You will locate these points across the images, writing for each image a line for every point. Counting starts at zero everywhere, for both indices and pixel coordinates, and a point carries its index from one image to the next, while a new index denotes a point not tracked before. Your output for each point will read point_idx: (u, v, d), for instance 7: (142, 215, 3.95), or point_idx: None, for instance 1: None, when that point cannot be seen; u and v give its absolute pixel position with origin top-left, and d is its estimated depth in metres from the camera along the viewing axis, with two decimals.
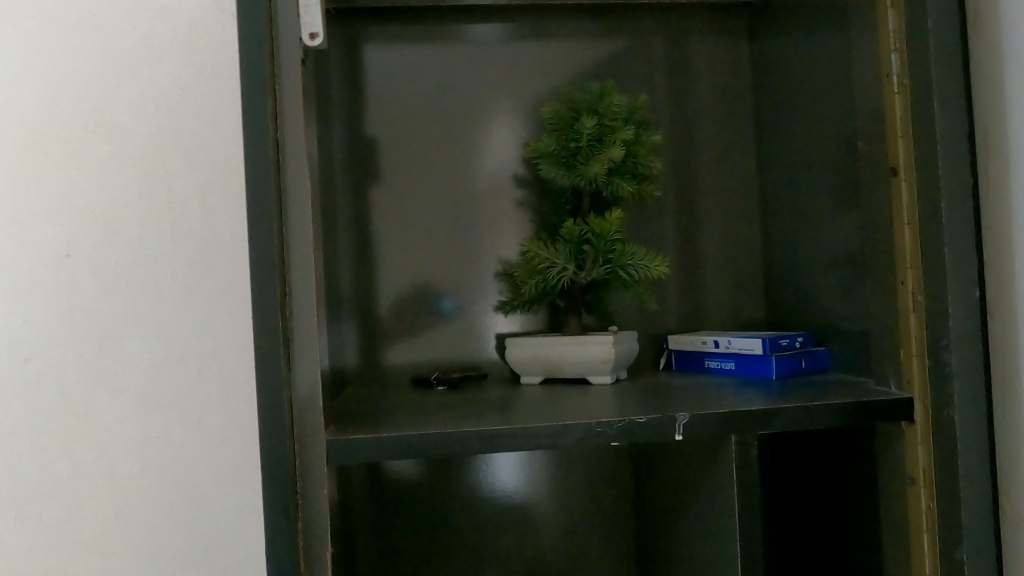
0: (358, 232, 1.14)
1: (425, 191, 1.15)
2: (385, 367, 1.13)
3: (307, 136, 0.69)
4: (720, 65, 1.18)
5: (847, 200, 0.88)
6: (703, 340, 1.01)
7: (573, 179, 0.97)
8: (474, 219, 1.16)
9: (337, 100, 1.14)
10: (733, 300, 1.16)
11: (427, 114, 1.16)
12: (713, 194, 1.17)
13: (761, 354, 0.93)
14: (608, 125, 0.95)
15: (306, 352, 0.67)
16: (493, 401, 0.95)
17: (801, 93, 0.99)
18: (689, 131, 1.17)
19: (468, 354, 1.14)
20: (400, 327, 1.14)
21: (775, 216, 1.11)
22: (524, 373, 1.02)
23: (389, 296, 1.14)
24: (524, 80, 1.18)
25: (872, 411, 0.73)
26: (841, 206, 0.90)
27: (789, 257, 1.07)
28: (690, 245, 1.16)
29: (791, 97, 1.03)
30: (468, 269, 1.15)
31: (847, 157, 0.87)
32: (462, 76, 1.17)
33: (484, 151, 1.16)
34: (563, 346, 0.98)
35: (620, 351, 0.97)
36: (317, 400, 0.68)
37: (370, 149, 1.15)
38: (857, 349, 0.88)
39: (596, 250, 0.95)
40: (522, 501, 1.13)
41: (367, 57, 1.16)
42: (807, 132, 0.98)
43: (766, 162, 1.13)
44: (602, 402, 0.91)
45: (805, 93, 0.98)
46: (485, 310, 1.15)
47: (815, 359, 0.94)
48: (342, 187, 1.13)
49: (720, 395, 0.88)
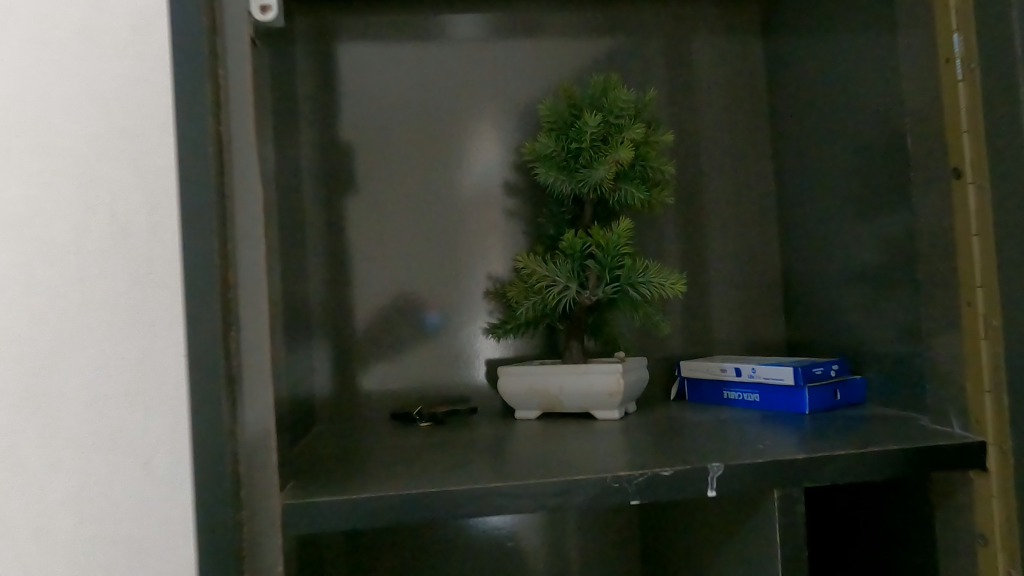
0: (328, 247, 1.01)
1: (406, 201, 1.03)
2: (360, 400, 1.00)
3: (259, 130, 0.57)
4: (732, 63, 1.07)
5: (890, 210, 0.77)
6: (722, 367, 0.89)
7: (574, 185, 0.84)
8: (461, 230, 1.03)
9: (306, 98, 1.02)
10: (750, 321, 1.05)
11: (405, 117, 1.03)
12: (726, 203, 1.05)
13: (793, 384, 0.81)
14: (613, 123, 0.83)
15: (256, 396, 0.55)
16: (483, 441, 0.82)
17: (832, 88, 0.88)
18: (699, 134, 1.06)
19: (455, 382, 1.01)
20: (377, 353, 1.01)
21: (797, 226, 1.00)
22: (520, 407, 0.89)
23: (368, 318, 1.01)
24: (514, 78, 1.06)
25: (938, 459, 0.61)
26: (882, 216, 0.79)
27: (815, 270, 0.96)
28: (702, 260, 1.04)
29: (817, 93, 0.92)
30: (456, 287, 1.03)
31: (891, 158, 0.76)
32: (443, 74, 1.05)
33: (472, 156, 1.04)
34: (563, 377, 0.85)
35: (629, 381, 0.85)
36: (269, 452, 0.55)
37: (344, 154, 1.02)
38: (906, 379, 0.76)
39: (600, 266, 0.82)
40: (524, 560, 1.00)
41: (340, 52, 1.03)
42: (840, 131, 0.87)
43: (786, 169, 1.02)
44: (612, 441, 0.78)
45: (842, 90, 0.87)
46: (475, 332, 1.02)
47: (851, 389, 0.83)
48: (311, 196, 1.00)
49: (748, 433, 0.76)
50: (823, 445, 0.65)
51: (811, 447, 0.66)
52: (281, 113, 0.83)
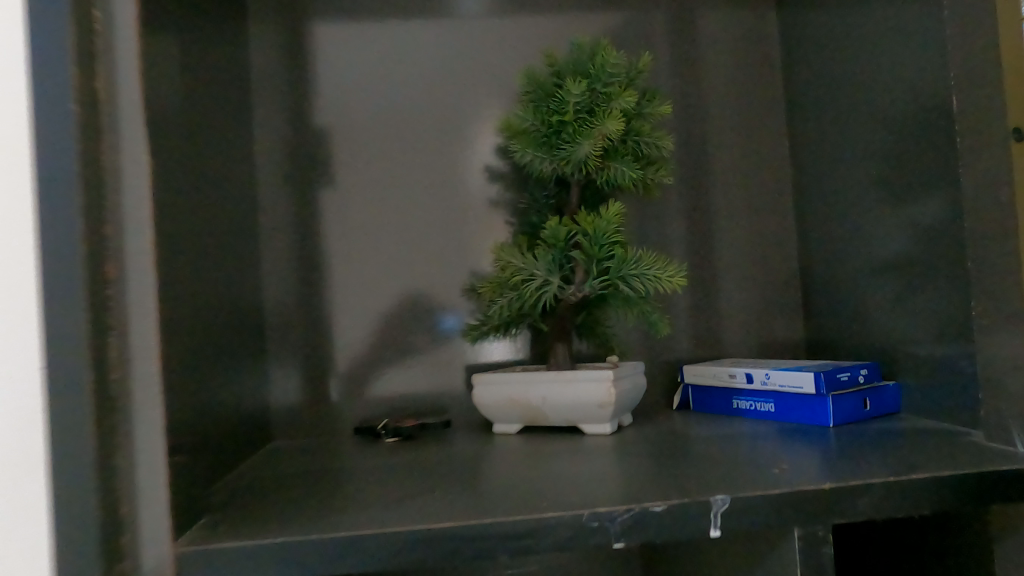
0: (286, 241, 0.90)
1: (377, 189, 0.91)
2: (322, 412, 0.89)
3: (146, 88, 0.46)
4: (741, 27, 0.95)
5: (934, 186, 0.66)
6: (731, 373, 0.77)
7: (556, 164, 0.73)
8: (440, 221, 0.92)
9: (259, 75, 0.91)
10: (765, 319, 0.93)
11: (374, 96, 0.92)
12: (734, 186, 0.93)
13: (814, 393, 0.69)
14: (600, 92, 0.71)
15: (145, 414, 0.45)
16: (453, 460, 0.70)
17: (860, 47, 0.76)
18: (704, 109, 0.94)
19: (433, 391, 0.90)
20: (344, 359, 0.90)
21: (818, 211, 0.88)
22: (498, 419, 0.78)
23: (336, 320, 0.90)
24: (496, 50, 0.94)
25: (997, 489, 0.50)
26: (925, 193, 0.67)
27: (839, 260, 0.84)
28: (709, 251, 0.92)
29: (841, 56, 0.80)
30: (434, 284, 0.91)
31: (935, 124, 0.64)
32: (417, 48, 0.94)
33: (448, 137, 0.93)
34: (547, 385, 0.74)
35: (623, 390, 0.73)
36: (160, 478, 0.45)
37: (303, 136, 0.91)
38: (955, 386, 0.65)
39: (587, 258, 0.70)
40: None
41: (298, 23, 0.93)
42: (871, 96, 0.75)
43: (803, 147, 0.90)
44: (600, 460, 0.67)
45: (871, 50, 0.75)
46: (454, 335, 0.91)
47: (882, 398, 0.71)
48: (265, 183, 0.90)
49: (762, 453, 0.64)
50: (855, 470, 0.53)
51: (839, 473, 0.54)
52: (213, 87, 0.72)
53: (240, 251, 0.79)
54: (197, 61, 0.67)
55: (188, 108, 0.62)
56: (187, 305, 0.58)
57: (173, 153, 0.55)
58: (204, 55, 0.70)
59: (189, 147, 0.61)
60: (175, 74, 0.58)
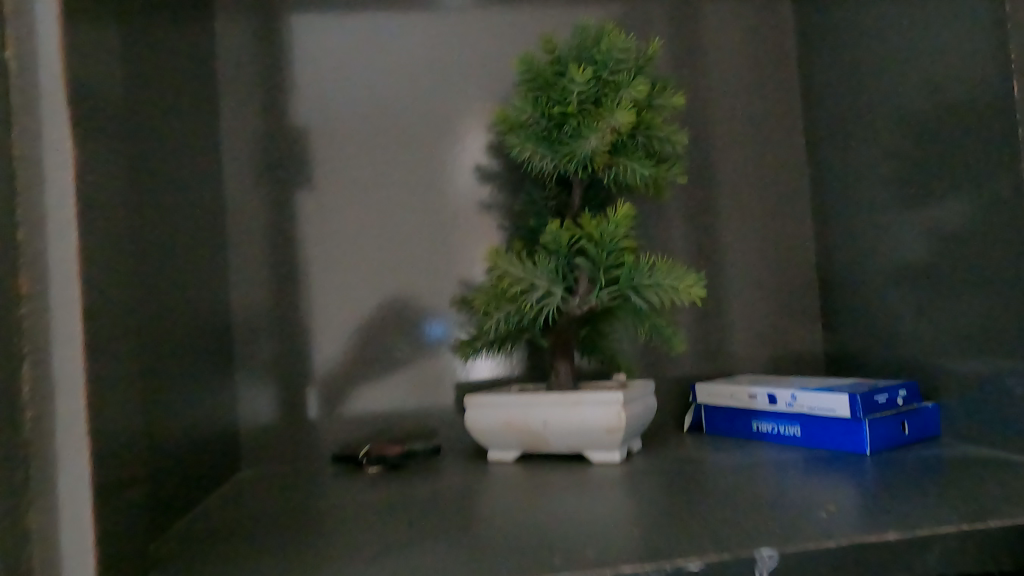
0: (257, 248, 0.81)
1: (357, 191, 0.83)
2: (298, 437, 0.80)
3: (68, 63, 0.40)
4: (755, 14, 0.88)
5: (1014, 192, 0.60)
6: (751, 394, 0.70)
7: (558, 161, 0.65)
8: (426, 226, 0.84)
9: (227, 65, 0.83)
10: (782, 332, 0.86)
11: (354, 90, 0.84)
12: (750, 188, 0.86)
13: (848, 417, 0.62)
14: (607, 80, 0.63)
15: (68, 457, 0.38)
16: (444, 495, 0.62)
17: (907, 39, 0.70)
18: (715, 103, 0.87)
19: (419, 412, 0.82)
20: (322, 378, 0.81)
21: (847, 215, 0.81)
22: (493, 446, 0.70)
23: (312, 336, 0.81)
24: (488, 41, 0.87)
25: None
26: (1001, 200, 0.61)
27: (877, 268, 0.78)
28: (720, 257, 0.85)
29: (880, 49, 0.74)
30: (420, 295, 0.83)
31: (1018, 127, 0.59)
32: (402, 37, 0.86)
33: (437, 135, 0.85)
34: (548, 408, 0.66)
35: (633, 413, 0.66)
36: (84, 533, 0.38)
37: (276, 132, 0.83)
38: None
39: (593, 266, 0.63)
40: None
41: (271, 8, 0.84)
42: (923, 90, 0.69)
43: (826, 144, 0.84)
44: (610, 495, 0.59)
45: (916, 41, 0.69)
46: (441, 350, 0.83)
47: (921, 420, 0.65)
48: (233, 185, 0.81)
49: (796, 488, 0.56)
50: (911, 514, 0.46)
51: (892, 518, 0.46)
52: (166, 79, 0.65)
53: (201, 261, 0.71)
54: (143, 44, 0.59)
55: (129, 99, 0.54)
56: (128, 324, 0.50)
57: (104, 148, 0.47)
58: (153, 41, 0.62)
59: (131, 141, 0.53)
60: (109, 56, 0.50)
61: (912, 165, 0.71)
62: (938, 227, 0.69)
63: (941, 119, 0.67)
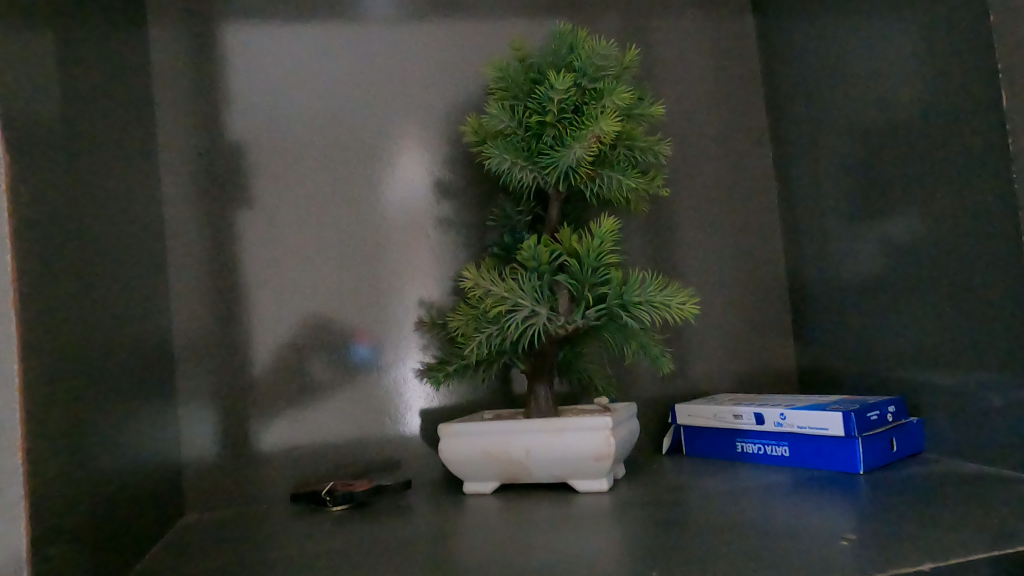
0: (201, 270, 0.74)
1: (310, 206, 0.77)
2: (249, 476, 0.73)
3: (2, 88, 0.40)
4: (718, 26, 0.87)
5: (990, 210, 0.60)
6: (736, 413, 0.68)
7: (538, 173, 0.62)
8: (385, 243, 0.78)
9: (162, 71, 0.76)
10: (754, 348, 0.84)
11: (305, 98, 0.79)
12: (718, 203, 0.85)
13: (841, 435, 0.60)
14: (588, 87, 0.60)
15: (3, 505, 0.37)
16: (421, 536, 0.57)
17: (877, 54, 0.70)
18: (681, 116, 0.85)
19: (381, 444, 0.76)
20: (275, 410, 0.75)
21: (817, 230, 0.81)
22: (470, 478, 0.65)
23: (263, 363, 0.75)
24: (448, 46, 0.82)
25: None
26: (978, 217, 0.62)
27: (847, 283, 0.77)
28: (691, 274, 0.84)
29: (848, 64, 0.74)
30: (379, 317, 0.77)
31: (989, 148, 0.60)
32: (356, 42, 0.81)
33: (394, 145, 0.80)
34: (532, 435, 0.62)
35: (621, 438, 0.63)
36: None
37: (219, 144, 0.76)
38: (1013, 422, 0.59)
39: (578, 283, 0.60)
40: None
41: (212, 10, 0.78)
42: (893, 105, 0.69)
43: (794, 158, 0.83)
44: (603, 529, 0.55)
45: (886, 56, 0.69)
46: (404, 376, 0.77)
47: (907, 437, 0.64)
48: (172, 201, 0.74)
49: (797, 515, 0.54)
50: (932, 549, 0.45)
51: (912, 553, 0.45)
52: (96, 82, 0.57)
53: (137, 286, 0.64)
54: (66, 41, 0.52)
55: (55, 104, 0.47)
56: (50, 362, 0.42)
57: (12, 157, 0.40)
58: (79, 39, 0.55)
59: (52, 150, 0.46)
60: (17, 51, 0.43)
61: (885, 179, 0.71)
62: (914, 242, 0.68)
63: (916, 133, 0.67)
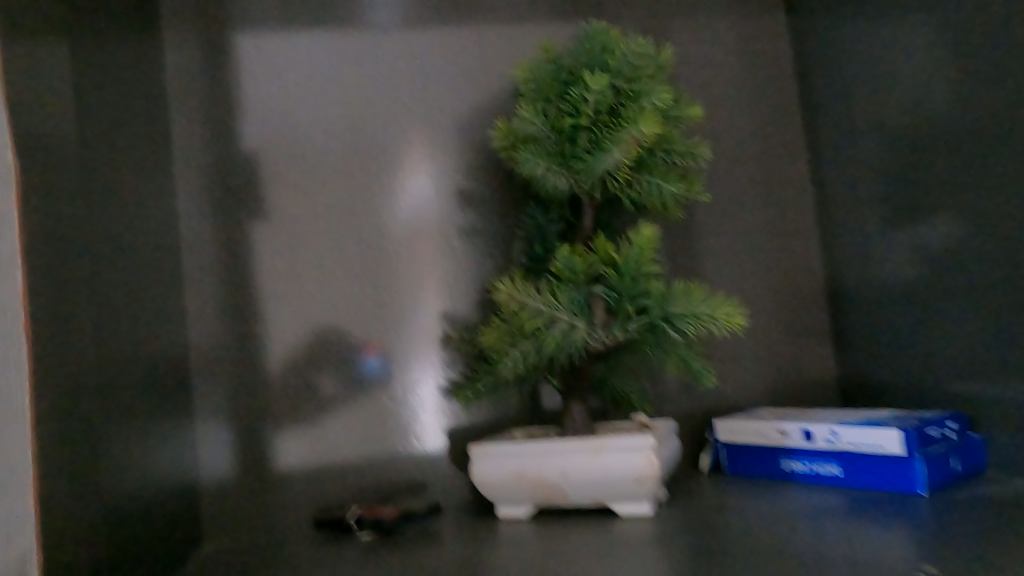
0: (216, 286, 0.71)
1: (329, 218, 0.74)
2: (267, 500, 0.70)
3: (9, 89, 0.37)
4: (749, 27, 0.84)
5: None
6: (782, 430, 0.64)
7: (572, 179, 0.59)
8: (406, 254, 0.75)
9: (175, 80, 0.73)
10: (792, 361, 0.81)
11: (323, 106, 0.76)
12: (751, 210, 0.82)
13: (901, 454, 0.57)
14: (625, 87, 0.57)
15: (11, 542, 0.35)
16: (453, 565, 0.54)
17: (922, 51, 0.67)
18: (711, 120, 0.82)
19: (406, 465, 0.72)
20: (295, 431, 0.71)
21: (858, 236, 0.77)
22: (503, 502, 0.62)
23: (282, 382, 0.72)
24: (470, 49, 0.79)
25: None
26: None
27: (890, 292, 0.73)
28: (724, 284, 0.80)
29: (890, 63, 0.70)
30: (402, 332, 0.74)
31: None
32: (375, 46, 0.78)
33: (415, 153, 0.77)
34: (569, 457, 0.58)
35: (663, 458, 0.59)
36: None
37: (235, 155, 0.74)
38: None
39: (616, 295, 0.56)
40: None
41: (224, 15, 0.76)
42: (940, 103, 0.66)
43: (830, 161, 0.80)
44: (649, 557, 0.52)
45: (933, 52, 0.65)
46: (429, 394, 0.73)
47: (968, 455, 0.61)
48: (187, 214, 0.72)
49: (857, 538, 0.51)
50: None
51: None
52: (102, 86, 0.55)
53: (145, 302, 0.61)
54: (73, 43, 0.48)
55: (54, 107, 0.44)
56: (48, 385, 0.39)
57: (11, 164, 0.37)
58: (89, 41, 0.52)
59: (54, 158, 0.43)
60: (17, 49, 0.39)
61: (930, 180, 0.67)
62: (963, 246, 0.65)
63: (963, 130, 0.63)
